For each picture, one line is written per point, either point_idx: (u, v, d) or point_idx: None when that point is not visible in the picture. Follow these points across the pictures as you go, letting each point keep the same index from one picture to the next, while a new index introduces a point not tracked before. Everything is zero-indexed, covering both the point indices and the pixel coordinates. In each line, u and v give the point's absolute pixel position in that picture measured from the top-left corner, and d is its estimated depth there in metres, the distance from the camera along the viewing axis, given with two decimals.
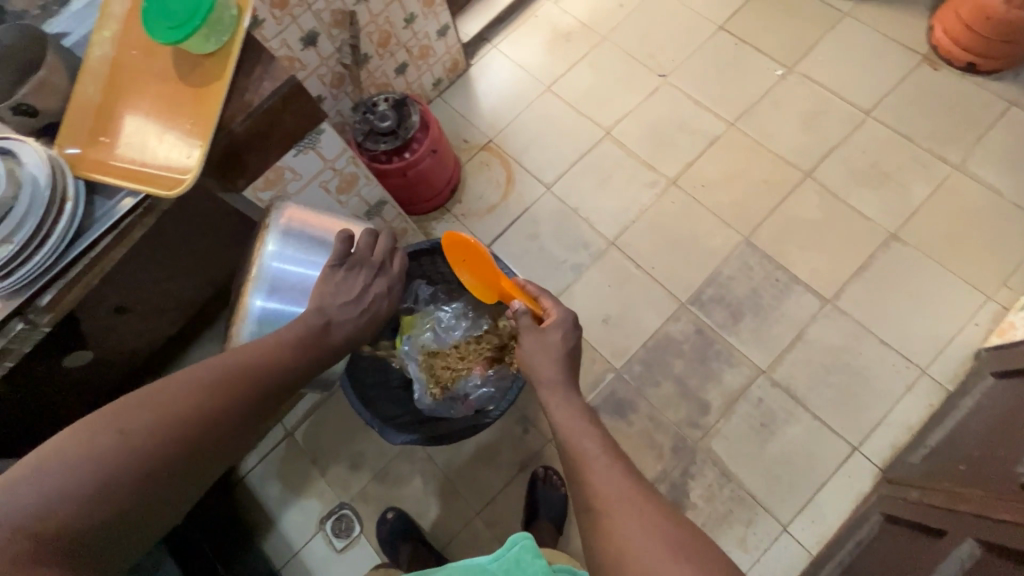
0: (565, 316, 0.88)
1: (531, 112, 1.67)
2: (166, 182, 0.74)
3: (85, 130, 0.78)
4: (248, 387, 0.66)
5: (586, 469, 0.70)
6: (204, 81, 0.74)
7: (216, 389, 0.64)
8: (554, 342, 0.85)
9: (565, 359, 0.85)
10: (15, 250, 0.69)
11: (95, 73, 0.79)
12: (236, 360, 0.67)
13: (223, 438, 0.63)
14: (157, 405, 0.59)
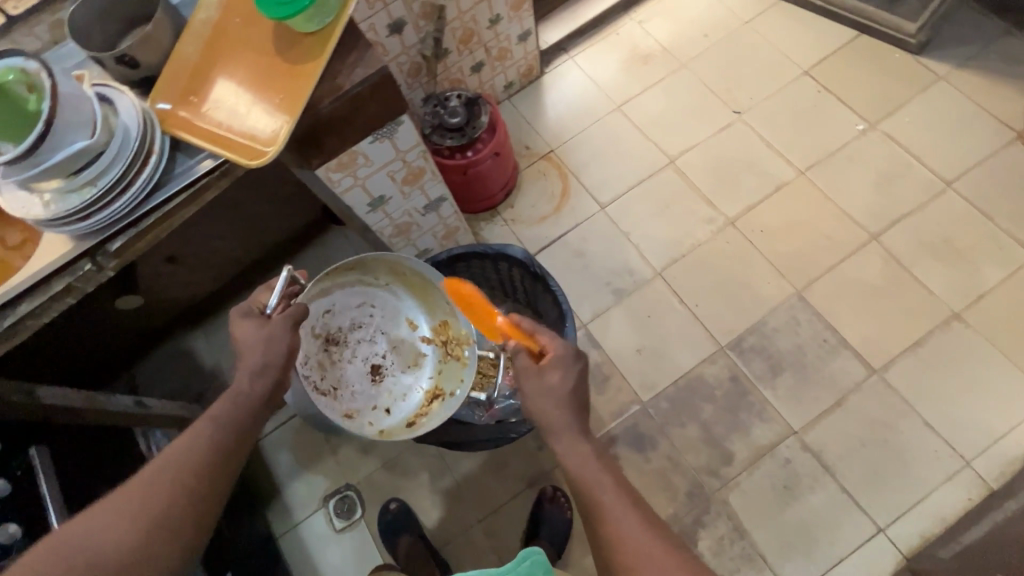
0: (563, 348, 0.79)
1: (598, 129, 1.66)
2: (246, 152, 0.75)
3: (179, 88, 0.80)
4: (194, 461, 0.69)
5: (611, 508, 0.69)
6: (301, 59, 0.75)
7: (169, 470, 0.68)
8: (551, 384, 0.77)
9: (569, 399, 0.77)
10: (96, 194, 0.72)
11: (197, 35, 0.81)
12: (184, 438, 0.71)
13: (193, 503, 0.67)
14: (112, 504, 0.65)
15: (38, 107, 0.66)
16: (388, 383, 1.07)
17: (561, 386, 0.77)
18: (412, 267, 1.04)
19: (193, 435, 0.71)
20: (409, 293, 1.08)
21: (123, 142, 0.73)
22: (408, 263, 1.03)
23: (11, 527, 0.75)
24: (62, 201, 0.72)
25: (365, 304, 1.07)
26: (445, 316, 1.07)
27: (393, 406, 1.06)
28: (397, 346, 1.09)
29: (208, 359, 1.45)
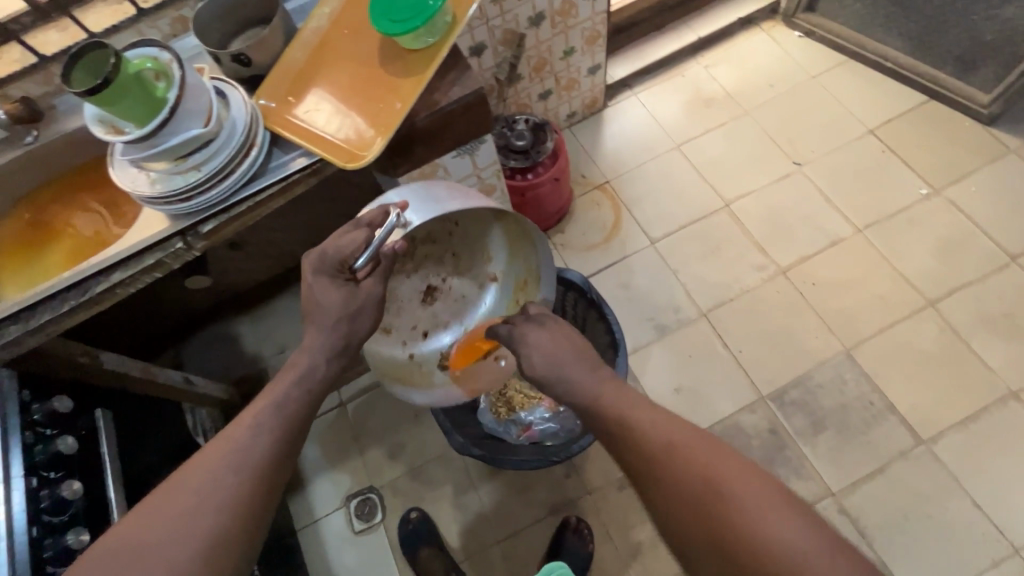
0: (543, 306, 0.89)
1: (654, 165, 1.68)
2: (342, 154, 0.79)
3: (282, 88, 0.85)
4: (263, 437, 0.68)
5: (638, 424, 0.68)
6: (403, 73, 0.80)
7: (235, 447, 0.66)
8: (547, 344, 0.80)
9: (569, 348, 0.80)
10: (200, 179, 0.77)
11: (305, 42, 0.87)
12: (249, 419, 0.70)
13: (262, 481, 0.66)
14: (178, 485, 0.62)
15: (166, 95, 0.71)
16: (435, 309, 1.08)
17: (556, 345, 0.80)
18: (518, 226, 0.93)
19: (239, 424, 0.69)
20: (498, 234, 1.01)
21: (230, 134, 0.78)
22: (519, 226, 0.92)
23: (76, 483, 0.77)
24: (167, 181, 0.77)
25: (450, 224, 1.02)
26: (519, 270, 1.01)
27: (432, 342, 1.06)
28: (460, 279, 1.08)
29: (254, 345, 1.49)
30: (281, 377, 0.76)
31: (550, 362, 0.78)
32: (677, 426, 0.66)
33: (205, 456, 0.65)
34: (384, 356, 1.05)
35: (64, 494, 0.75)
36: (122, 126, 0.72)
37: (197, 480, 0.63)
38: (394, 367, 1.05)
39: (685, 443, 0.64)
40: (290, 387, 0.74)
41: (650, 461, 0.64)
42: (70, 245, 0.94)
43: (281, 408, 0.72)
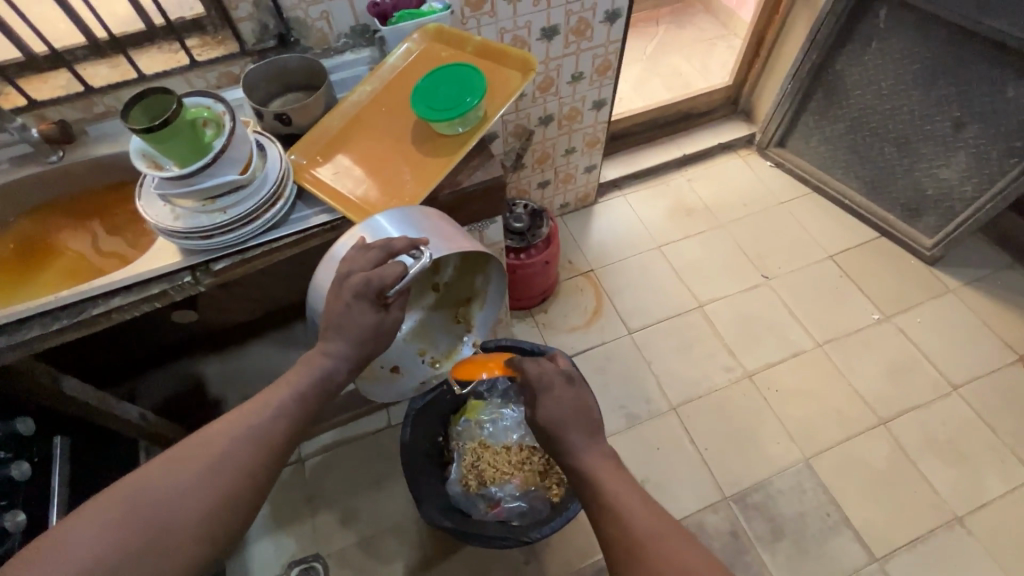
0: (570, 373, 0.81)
1: (636, 261, 1.80)
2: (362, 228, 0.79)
3: (316, 149, 0.91)
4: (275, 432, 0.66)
5: (622, 501, 0.66)
6: (434, 152, 0.87)
7: (253, 425, 0.65)
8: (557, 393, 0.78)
9: (573, 407, 0.77)
10: (225, 220, 0.80)
11: (344, 113, 0.95)
12: (270, 395, 0.69)
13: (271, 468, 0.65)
14: (199, 443, 0.62)
15: (213, 143, 0.76)
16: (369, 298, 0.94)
17: (568, 408, 0.75)
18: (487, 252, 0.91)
19: (234, 424, 0.64)
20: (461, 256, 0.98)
21: (262, 184, 0.82)
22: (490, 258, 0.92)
23: (20, 515, 0.73)
24: (192, 219, 0.81)
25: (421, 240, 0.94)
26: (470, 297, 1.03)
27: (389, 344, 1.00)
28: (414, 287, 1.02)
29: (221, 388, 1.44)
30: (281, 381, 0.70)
31: (557, 422, 0.75)
32: (657, 518, 0.64)
33: (213, 434, 0.63)
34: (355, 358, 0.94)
35: (6, 525, 0.71)
36: (162, 162, 0.76)
37: (213, 447, 0.62)
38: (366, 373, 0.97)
39: (666, 537, 0.61)
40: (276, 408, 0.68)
41: (622, 544, 0.62)
42: (75, 267, 0.96)
43: (262, 423, 0.66)
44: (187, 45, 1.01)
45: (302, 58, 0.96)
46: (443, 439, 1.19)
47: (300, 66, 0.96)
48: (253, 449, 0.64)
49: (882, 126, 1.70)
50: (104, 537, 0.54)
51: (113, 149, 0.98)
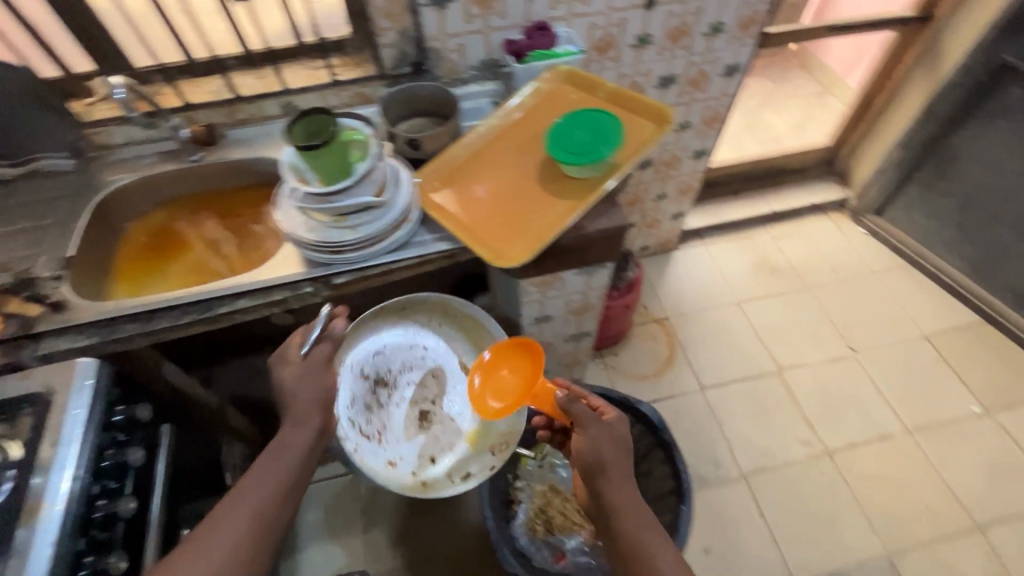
0: (623, 415, 0.79)
1: (714, 314, 1.74)
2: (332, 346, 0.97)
3: (442, 176, 0.92)
4: (286, 472, 0.71)
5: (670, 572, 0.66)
6: (562, 193, 0.86)
7: (270, 473, 0.70)
8: (604, 438, 0.75)
9: (618, 456, 0.74)
10: (355, 238, 0.82)
11: (471, 143, 0.96)
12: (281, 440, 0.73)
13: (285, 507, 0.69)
14: (226, 500, 0.67)
15: (360, 164, 0.79)
16: (378, 411, 0.99)
17: (623, 435, 0.76)
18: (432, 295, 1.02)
19: (241, 511, 0.66)
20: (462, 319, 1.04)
21: (393, 206, 0.84)
22: (452, 300, 1.02)
23: (131, 502, 0.75)
24: (323, 232, 0.83)
25: (416, 343, 1.03)
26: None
27: (437, 452, 1.00)
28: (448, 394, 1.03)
29: None
30: (284, 448, 0.72)
31: (604, 467, 0.73)
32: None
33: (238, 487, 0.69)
34: (373, 454, 0.96)
35: (118, 510, 0.73)
36: (308, 177, 0.79)
37: (236, 496, 0.68)
38: (415, 480, 0.97)
39: None
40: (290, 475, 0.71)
41: None
42: (201, 261, 1.00)
43: (288, 472, 0.71)
44: (329, 64, 1.06)
45: (436, 86, 0.99)
46: (512, 480, 1.17)
47: (433, 94, 0.99)
48: (280, 494, 0.69)
49: (999, 207, 1.59)
50: None
51: (248, 153, 1.03)
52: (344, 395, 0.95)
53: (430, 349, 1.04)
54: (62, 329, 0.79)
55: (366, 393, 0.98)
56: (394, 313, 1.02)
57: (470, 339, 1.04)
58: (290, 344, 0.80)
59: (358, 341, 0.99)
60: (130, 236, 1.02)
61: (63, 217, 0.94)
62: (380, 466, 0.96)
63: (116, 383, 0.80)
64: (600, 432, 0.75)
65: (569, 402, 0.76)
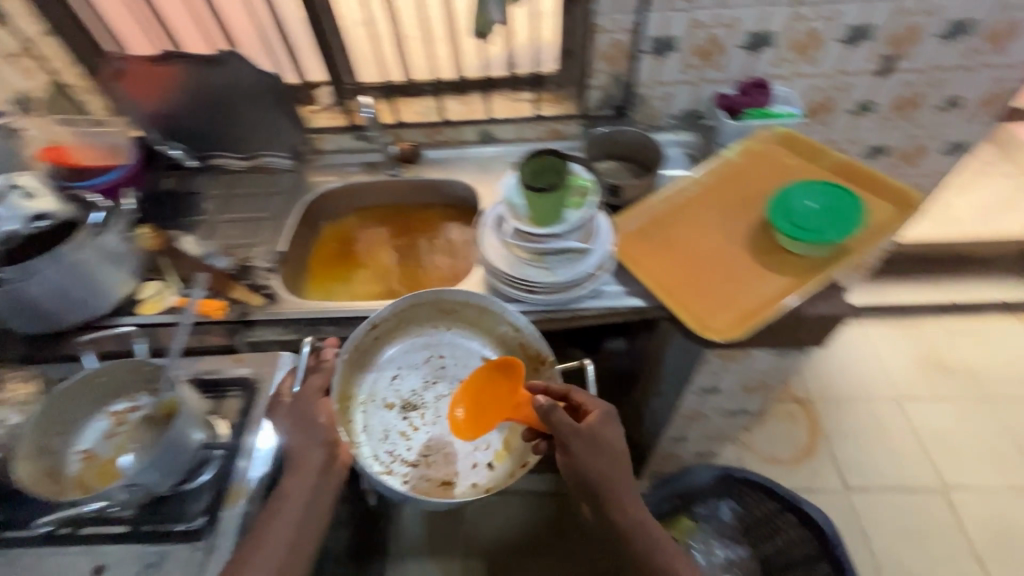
0: (606, 410, 0.74)
1: (867, 407, 1.55)
2: (346, 383, 0.81)
3: (640, 229, 0.89)
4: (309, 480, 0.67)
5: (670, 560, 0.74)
6: (777, 267, 0.79)
7: (295, 486, 0.66)
8: (594, 453, 0.71)
9: (608, 463, 0.71)
10: (551, 282, 0.80)
11: (673, 198, 0.92)
12: (295, 447, 0.69)
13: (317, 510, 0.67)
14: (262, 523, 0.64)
15: (577, 211, 0.77)
16: (414, 436, 0.80)
17: (612, 441, 0.71)
18: (422, 293, 0.82)
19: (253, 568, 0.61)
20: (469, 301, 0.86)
21: (592, 255, 0.82)
22: (447, 291, 0.82)
23: None
24: (519, 269, 0.82)
25: (433, 356, 0.86)
26: (524, 349, 0.82)
27: (495, 455, 0.79)
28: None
29: None
30: (287, 494, 0.66)
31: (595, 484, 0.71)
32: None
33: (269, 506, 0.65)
34: (421, 482, 0.77)
35: None
36: (521, 215, 0.79)
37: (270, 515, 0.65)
38: (476, 490, 0.75)
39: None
40: (299, 518, 0.65)
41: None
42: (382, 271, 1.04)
43: (315, 481, 0.67)
44: (533, 98, 1.07)
45: (642, 135, 0.98)
46: None
47: (636, 143, 0.99)
48: (312, 502, 0.66)
49: None
50: None
51: (443, 175, 1.07)
52: (375, 428, 0.80)
53: (452, 356, 0.86)
54: (270, 321, 0.85)
55: (396, 422, 0.81)
56: (397, 331, 0.86)
57: (494, 328, 0.85)
58: (282, 393, 0.75)
59: (369, 373, 0.84)
60: (322, 237, 1.09)
61: (279, 212, 1.03)
62: (436, 492, 0.76)
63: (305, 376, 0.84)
64: (591, 448, 0.71)
65: (547, 413, 0.70)
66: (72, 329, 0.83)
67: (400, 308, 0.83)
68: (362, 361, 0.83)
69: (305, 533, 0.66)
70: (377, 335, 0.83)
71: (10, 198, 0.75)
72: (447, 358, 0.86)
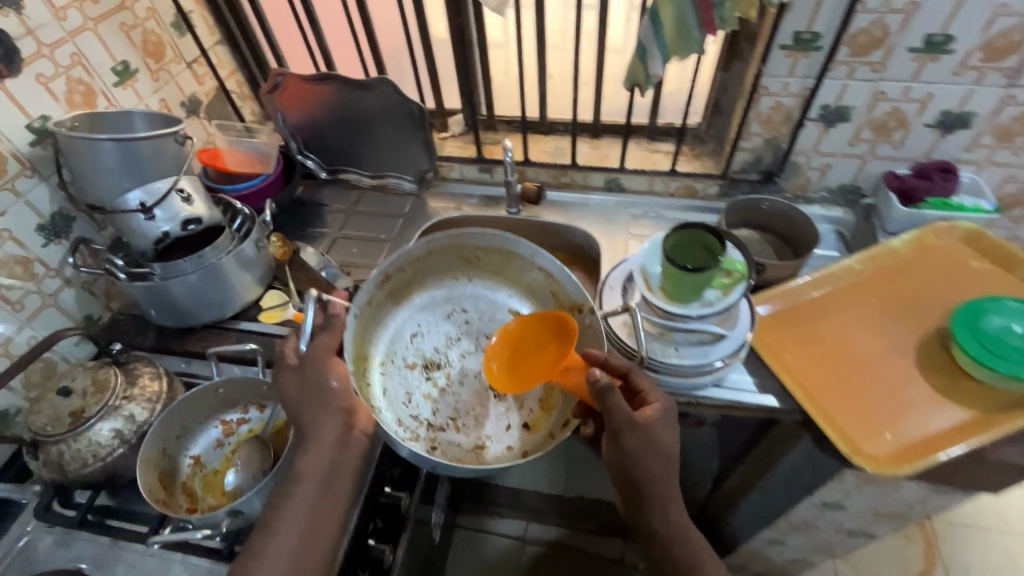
0: (668, 405, 0.65)
1: (1000, 538, 1.32)
2: (364, 344, 0.77)
3: (785, 313, 0.81)
4: (323, 454, 0.63)
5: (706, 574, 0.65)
6: (953, 393, 0.69)
7: (313, 462, 0.62)
8: (646, 444, 0.62)
9: (657, 461, 0.63)
10: (675, 362, 0.72)
11: (829, 283, 0.83)
12: (309, 418, 0.64)
13: (331, 488, 0.63)
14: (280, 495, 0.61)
15: (721, 295, 0.69)
16: (440, 396, 0.76)
17: (670, 444, 0.62)
18: (439, 240, 0.81)
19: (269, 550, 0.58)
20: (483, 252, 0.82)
21: (728, 341, 0.73)
22: (468, 236, 0.80)
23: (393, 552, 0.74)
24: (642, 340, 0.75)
25: (454, 311, 0.83)
26: (556, 299, 0.80)
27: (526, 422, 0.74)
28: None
29: None
30: (302, 474, 0.62)
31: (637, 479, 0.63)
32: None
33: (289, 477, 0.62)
34: (452, 445, 0.72)
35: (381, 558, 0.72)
36: (654, 287, 0.72)
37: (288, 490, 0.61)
38: (512, 453, 0.72)
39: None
40: (315, 494, 0.62)
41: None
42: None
43: (332, 455, 0.63)
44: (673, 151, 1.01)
45: (782, 204, 0.91)
46: None
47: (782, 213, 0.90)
48: (327, 478, 0.63)
49: None
50: None
51: (563, 218, 1.03)
52: (396, 392, 0.76)
53: (476, 313, 0.83)
54: None
55: (419, 381, 0.77)
56: (413, 292, 0.83)
57: (519, 280, 0.83)
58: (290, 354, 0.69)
59: (386, 331, 0.80)
60: None
61: (398, 236, 1.04)
62: (470, 457, 0.72)
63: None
64: (643, 446, 0.62)
65: (604, 392, 0.61)
66: (200, 327, 0.87)
67: (417, 257, 0.81)
68: (377, 320, 0.79)
69: (323, 508, 0.62)
70: (391, 290, 0.81)
71: (171, 201, 0.79)
72: (461, 312, 0.84)
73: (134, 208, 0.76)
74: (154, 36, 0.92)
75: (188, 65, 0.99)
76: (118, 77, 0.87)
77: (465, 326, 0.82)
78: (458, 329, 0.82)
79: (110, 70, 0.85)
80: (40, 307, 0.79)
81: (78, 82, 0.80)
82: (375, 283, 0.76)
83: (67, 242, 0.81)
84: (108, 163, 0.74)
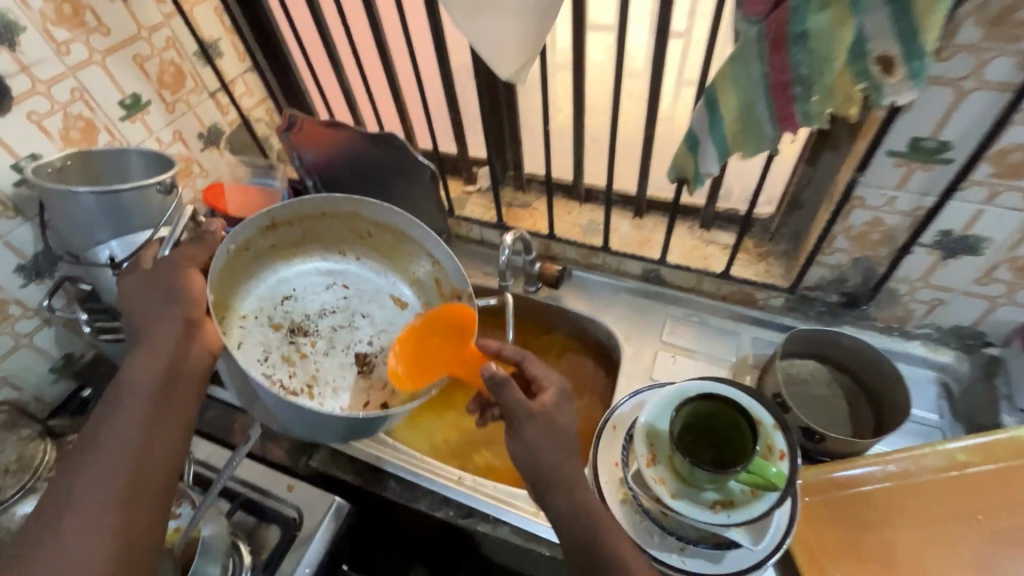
0: (562, 387, 0.62)
1: None
2: (227, 291, 0.71)
3: (845, 503, 0.61)
4: (155, 367, 0.55)
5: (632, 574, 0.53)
6: None
7: (138, 380, 0.54)
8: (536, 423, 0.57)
9: (543, 429, 0.57)
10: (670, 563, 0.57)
11: (919, 473, 0.62)
12: (150, 330, 0.58)
13: (164, 405, 0.54)
14: (95, 426, 0.52)
15: (745, 500, 0.52)
16: (301, 364, 0.73)
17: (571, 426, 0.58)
18: (337, 205, 0.76)
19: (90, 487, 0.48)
20: (380, 231, 0.79)
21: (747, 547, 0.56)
22: (366, 210, 0.75)
23: None
24: (634, 515, 0.59)
25: (336, 282, 0.80)
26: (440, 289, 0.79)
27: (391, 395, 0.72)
28: (388, 329, 0.78)
29: None
30: (131, 385, 0.54)
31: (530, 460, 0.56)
32: None
33: (110, 400, 0.54)
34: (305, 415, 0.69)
35: None
36: (660, 458, 0.55)
37: (107, 416, 0.53)
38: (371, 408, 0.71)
39: None
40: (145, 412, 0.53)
41: None
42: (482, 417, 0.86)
43: (163, 368, 0.55)
44: (733, 247, 0.82)
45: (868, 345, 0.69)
46: None
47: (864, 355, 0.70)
48: (160, 393, 0.54)
49: None
50: (41, 544, 0.45)
51: (586, 306, 0.88)
52: (252, 348, 0.71)
53: (354, 291, 0.81)
54: (337, 452, 0.73)
55: (279, 342, 0.73)
56: (295, 249, 0.79)
57: (404, 265, 0.81)
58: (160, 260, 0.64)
59: (255, 285, 0.75)
60: None
61: None
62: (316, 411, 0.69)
63: (354, 528, 0.72)
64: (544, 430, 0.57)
65: (498, 386, 0.57)
66: None
67: (308, 213, 0.75)
68: (252, 267, 0.74)
69: (160, 428, 0.53)
70: (273, 241, 0.75)
71: None
72: (344, 284, 0.80)
73: (103, 264, 0.71)
74: (173, 66, 0.87)
75: (210, 95, 0.94)
76: (125, 110, 0.82)
77: (341, 299, 0.79)
78: (336, 299, 0.79)
79: (117, 104, 0.81)
80: (14, 347, 0.76)
81: (77, 118, 0.77)
82: (257, 228, 0.70)
83: (50, 282, 0.78)
84: (84, 214, 0.69)
